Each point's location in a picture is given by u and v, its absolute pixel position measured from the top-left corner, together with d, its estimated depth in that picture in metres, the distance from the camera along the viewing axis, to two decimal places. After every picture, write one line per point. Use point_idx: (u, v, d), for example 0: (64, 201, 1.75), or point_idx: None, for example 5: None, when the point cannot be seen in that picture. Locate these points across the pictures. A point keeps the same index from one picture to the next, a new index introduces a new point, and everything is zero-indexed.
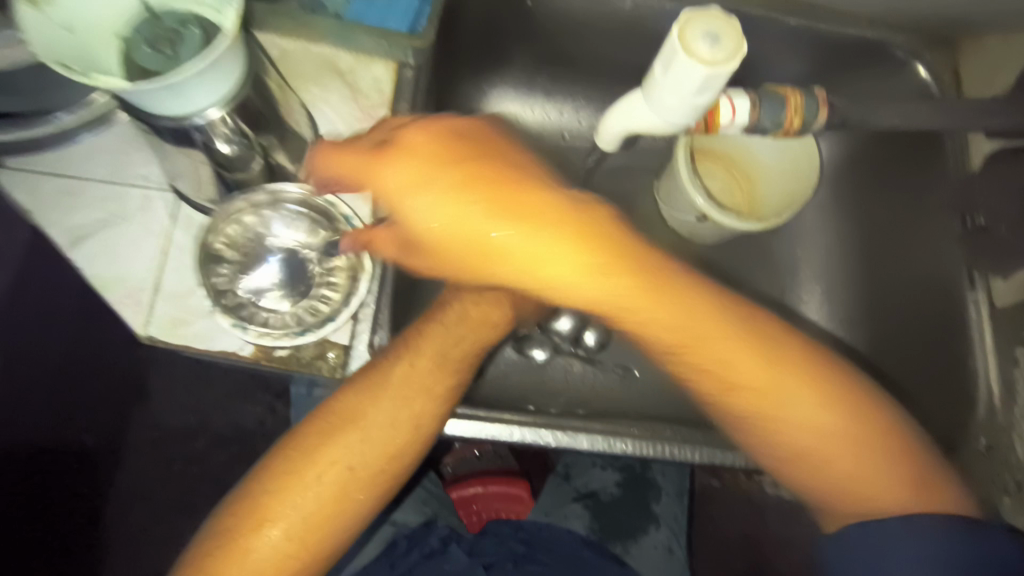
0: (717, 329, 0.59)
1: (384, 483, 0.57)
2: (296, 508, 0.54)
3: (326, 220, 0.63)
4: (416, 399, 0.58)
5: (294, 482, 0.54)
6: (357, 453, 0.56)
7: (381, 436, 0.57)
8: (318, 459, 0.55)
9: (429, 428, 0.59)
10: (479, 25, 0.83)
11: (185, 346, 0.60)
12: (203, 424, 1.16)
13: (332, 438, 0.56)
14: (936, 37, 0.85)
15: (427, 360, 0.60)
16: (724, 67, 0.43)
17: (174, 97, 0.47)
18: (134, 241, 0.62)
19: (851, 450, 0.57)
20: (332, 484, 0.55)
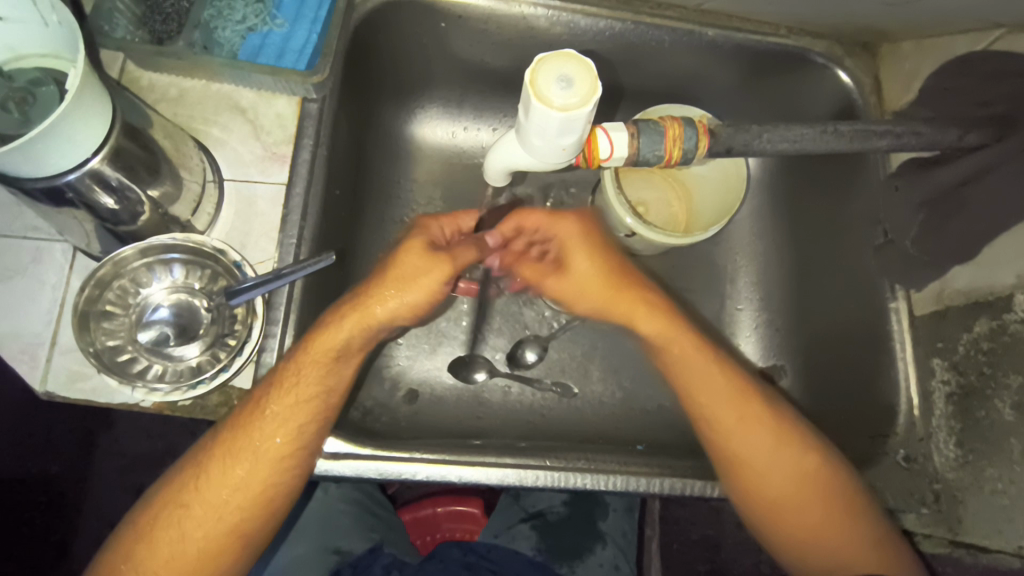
0: (745, 418, 0.65)
1: (241, 522, 0.58)
2: (165, 554, 0.56)
3: (217, 267, 0.62)
4: (256, 431, 0.58)
5: (146, 526, 0.57)
6: (201, 492, 0.57)
7: (226, 474, 0.58)
8: (168, 504, 0.58)
9: (276, 457, 0.58)
10: (393, 50, 0.82)
11: (85, 400, 0.59)
12: (170, 449, 1.12)
13: (180, 480, 0.58)
14: (857, 44, 0.84)
15: (283, 401, 0.58)
16: (579, 108, 0.42)
17: (31, 161, 0.46)
18: (28, 295, 0.61)
19: (809, 494, 0.64)
20: (181, 526, 0.57)
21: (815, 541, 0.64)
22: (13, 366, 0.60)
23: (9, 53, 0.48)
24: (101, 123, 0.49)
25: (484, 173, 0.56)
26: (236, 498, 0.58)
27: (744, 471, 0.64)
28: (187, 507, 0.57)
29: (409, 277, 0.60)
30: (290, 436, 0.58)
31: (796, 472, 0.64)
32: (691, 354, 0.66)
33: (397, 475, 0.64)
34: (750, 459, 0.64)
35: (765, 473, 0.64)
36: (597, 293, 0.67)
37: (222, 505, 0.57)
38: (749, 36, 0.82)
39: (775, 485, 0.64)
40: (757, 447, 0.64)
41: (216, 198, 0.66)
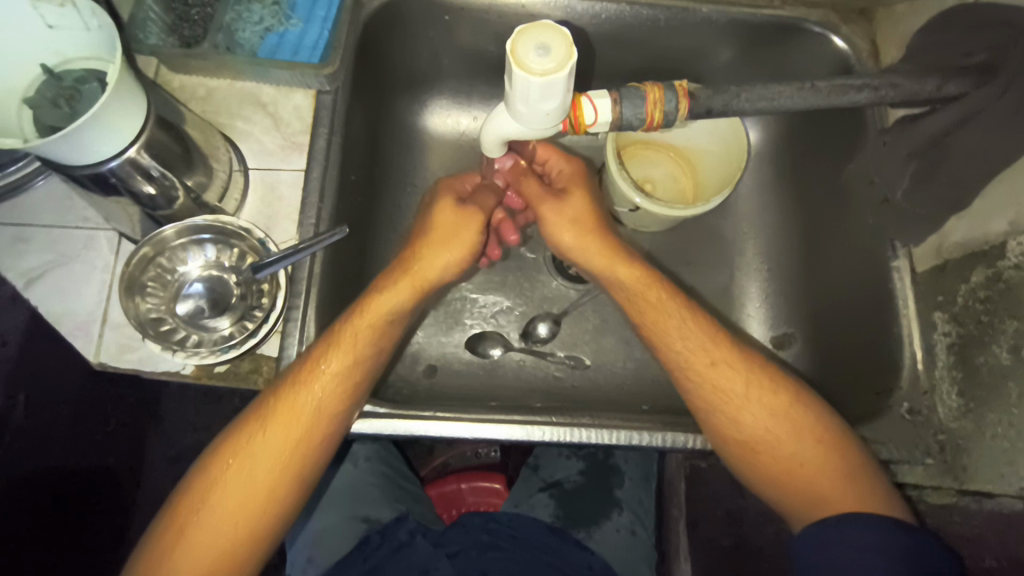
0: (722, 366, 0.68)
1: (300, 464, 0.62)
2: (240, 482, 0.60)
3: (243, 246, 0.68)
4: (317, 384, 0.62)
5: (212, 474, 0.61)
6: (263, 443, 0.61)
7: (275, 435, 0.62)
8: (229, 455, 0.61)
9: (331, 408, 0.63)
10: (402, 43, 0.87)
11: (134, 369, 0.66)
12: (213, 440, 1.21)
13: (239, 437, 0.62)
14: (852, 10, 0.85)
15: (346, 344, 0.64)
16: (557, 72, 0.46)
17: (77, 148, 0.52)
18: (81, 278, 0.68)
19: (801, 444, 0.65)
20: (247, 472, 0.61)
21: (796, 475, 0.65)
22: (70, 342, 0.67)
23: (58, 57, 0.55)
24: (136, 115, 0.55)
25: (482, 146, 0.60)
26: (302, 433, 0.62)
27: (723, 414, 0.67)
28: (243, 472, 0.61)
29: (447, 238, 0.69)
30: (344, 388, 0.64)
31: (767, 411, 0.67)
32: (669, 307, 0.70)
33: (411, 433, 0.69)
34: (721, 402, 0.67)
35: (740, 415, 0.67)
36: (585, 222, 0.71)
37: (282, 451, 0.61)
38: (743, 9, 0.84)
39: (750, 426, 0.66)
40: (730, 391, 0.67)
41: (243, 185, 0.72)
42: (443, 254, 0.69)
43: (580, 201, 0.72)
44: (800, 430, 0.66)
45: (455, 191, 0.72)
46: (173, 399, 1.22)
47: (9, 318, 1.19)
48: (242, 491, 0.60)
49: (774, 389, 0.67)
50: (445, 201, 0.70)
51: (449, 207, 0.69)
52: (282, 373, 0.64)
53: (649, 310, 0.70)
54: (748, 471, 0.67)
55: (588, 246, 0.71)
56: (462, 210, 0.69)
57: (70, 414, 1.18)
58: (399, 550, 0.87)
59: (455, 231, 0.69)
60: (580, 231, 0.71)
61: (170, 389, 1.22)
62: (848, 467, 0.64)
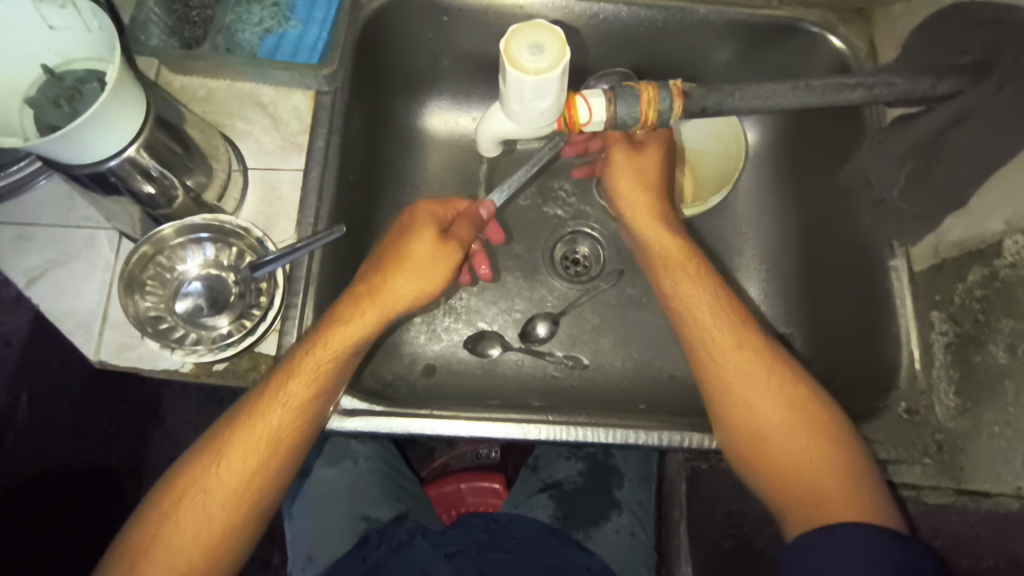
0: (744, 353, 0.68)
1: (251, 499, 0.61)
2: (194, 516, 0.60)
3: (242, 245, 0.69)
4: (273, 415, 0.62)
5: (165, 506, 0.61)
6: (217, 477, 0.61)
7: (229, 468, 0.61)
8: (182, 488, 0.61)
9: (286, 439, 0.62)
10: (401, 44, 0.88)
11: (133, 367, 0.66)
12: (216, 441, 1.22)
13: (194, 468, 0.61)
14: (849, 11, 0.86)
15: (304, 375, 0.62)
16: (550, 71, 0.47)
17: (78, 147, 0.53)
18: (82, 277, 0.69)
19: (812, 440, 0.65)
20: (201, 505, 0.60)
21: (804, 474, 0.64)
22: (71, 340, 0.67)
23: (60, 57, 0.56)
24: (136, 114, 0.56)
25: (478, 145, 0.61)
26: (257, 466, 0.62)
27: (738, 402, 0.67)
28: (197, 504, 0.60)
29: (419, 271, 0.66)
30: (304, 419, 0.63)
31: (785, 403, 0.67)
32: (699, 275, 0.72)
33: (409, 432, 0.69)
34: (741, 388, 0.67)
35: (757, 404, 0.67)
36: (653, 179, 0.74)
37: (233, 485, 0.61)
38: (740, 9, 0.85)
39: (765, 416, 0.66)
40: (749, 378, 0.67)
41: (242, 185, 0.73)
42: (411, 290, 0.66)
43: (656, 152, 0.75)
44: (812, 428, 0.66)
45: (436, 220, 0.68)
46: (175, 398, 1.22)
47: None
48: (193, 525, 0.60)
49: (797, 381, 0.68)
50: (419, 231, 0.67)
51: (424, 238, 0.66)
52: (240, 403, 0.64)
53: (678, 278, 0.72)
54: (752, 465, 0.66)
55: (646, 215, 0.74)
56: (438, 244, 0.66)
57: (71, 413, 1.20)
58: (399, 548, 0.86)
59: (429, 266, 0.66)
60: (643, 204, 0.75)
61: (172, 388, 1.22)
62: (852, 467, 0.64)
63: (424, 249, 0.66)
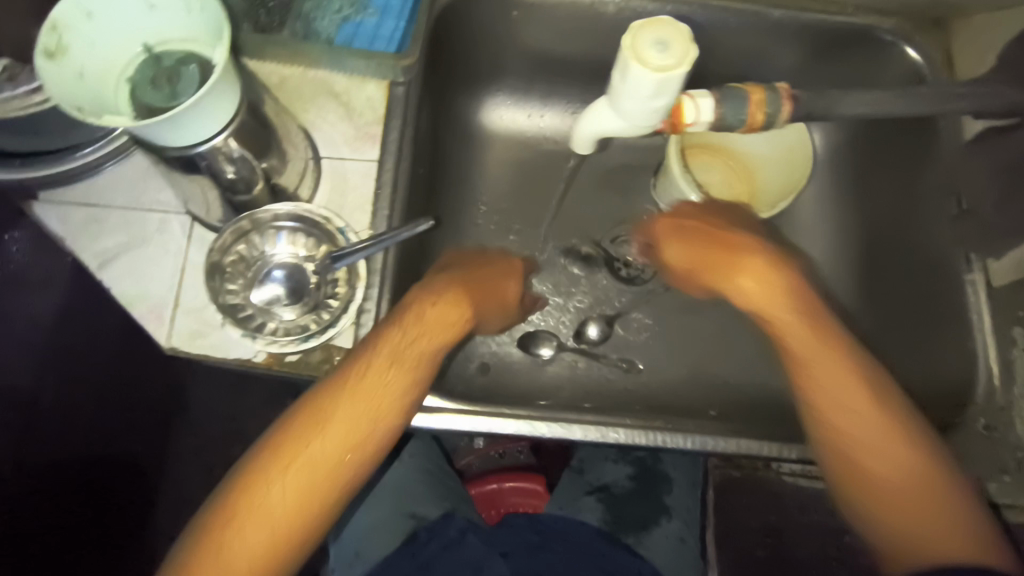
0: (833, 356, 0.63)
1: (349, 469, 0.59)
2: (266, 505, 0.56)
3: (321, 235, 0.67)
4: (362, 393, 0.60)
5: (267, 474, 0.57)
6: (299, 461, 0.57)
7: (311, 453, 0.57)
8: (283, 454, 0.57)
9: (373, 424, 0.60)
10: (468, 38, 0.86)
11: (205, 355, 0.65)
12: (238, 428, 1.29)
13: (273, 449, 0.58)
14: (927, 19, 0.84)
15: (393, 356, 0.62)
16: (675, 68, 0.45)
17: (174, 128, 0.52)
18: (154, 261, 0.68)
19: (921, 483, 0.59)
20: (276, 493, 0.56)
21: (900, 502, 0.59)
22: (142, 325, 0.66)
23: (157, 37, 0.54)
24: (232, 99, 0.54)
25: (572, 141, 0.59)
26: (341, 452, 0.58)
27: (823, 416, 0.63)
28: (270, 494, 0.56)
29: (486, 283, 0.74)
30: (396, 404, 0.61)
31: (878, 421, 0.61)
32: (797, 327, 0.66)
33: (489, 430, 0.70)
34: (828, 404, 0.62)
35: (846, 424, 0.62)
36: (782, 305, 0.67)
37: (336, 455, 0.58)
38: (816, 15, 0.83)
39: (873, 441, 0.61)
40: (841, 385, 0.62)
41: (316, 174, 0.72)
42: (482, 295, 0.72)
43: (751, 284, 0.69)
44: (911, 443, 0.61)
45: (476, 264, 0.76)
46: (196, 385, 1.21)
47: None
48: (295, 494, 0.56)
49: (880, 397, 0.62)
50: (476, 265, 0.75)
51: (485, 264, 0.76)
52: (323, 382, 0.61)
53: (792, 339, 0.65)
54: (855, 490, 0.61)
55: (717, 270, 0.71)
56: (502, 273, 0.76)
57: None
58: (450, 547, 0.86)
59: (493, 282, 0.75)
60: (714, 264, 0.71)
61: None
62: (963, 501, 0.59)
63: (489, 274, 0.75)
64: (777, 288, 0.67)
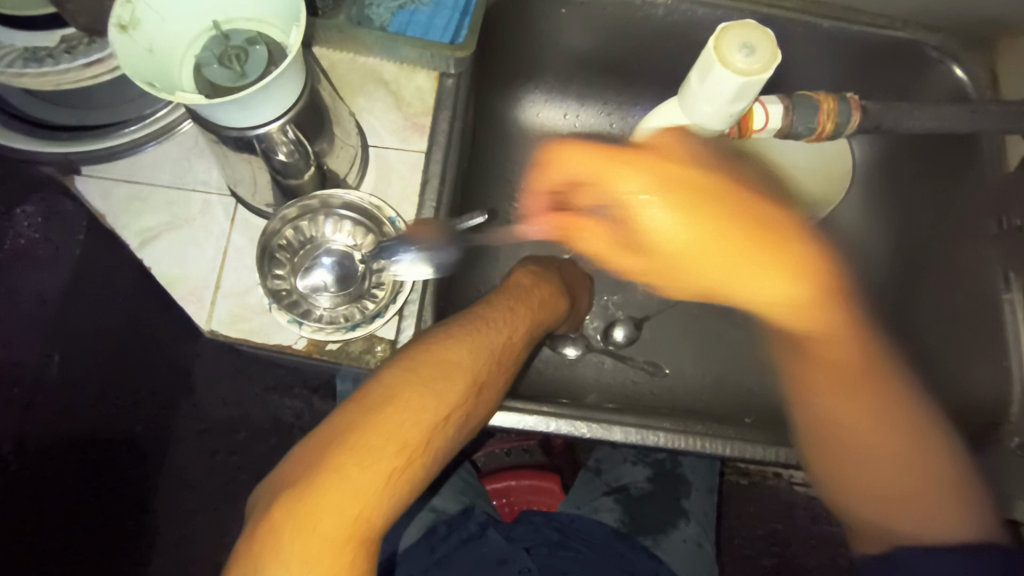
0: (838, 340, 0.69)
1: (426, 457, 0.53)
2: (387, 438, 0.50)
3: (373, 224, 0.66)
4: (469, 344, 0.60)
5: (342, 452, 0.49)
6: (417, 398, 0.54)
7: (429, 391, 0.55)
8: (360, 430, 0.50)
9: (479, 373, 0.59)
10: (514, 32, 0.85)
11: (245, 339, 0.65)
12: (244, 416, 1.18)
13: (388, 387, 0.53)
14: (973, 38, 0.85)
15: (493, 327, 0.65)
16: (759, 73, 0.45)
17: (240, 108, 0.51)
18: (197, 242, 0.67)
19: (909, 450, 0.64)
20: (398, 427, 0.51)
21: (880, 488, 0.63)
22: (183, 306, 0.66)
23: (224, 14, 0.53)
24: (296, 82, 0.54)
25: None
26: (457, 397, 0.56)
27: (827, 377, 0.68)
28: (389, 426, 0.51)
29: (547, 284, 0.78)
30: (496, 361, 0.62)
31: (891, 414, 0.66)
32: (813, 301, 0.71)
33: (531, 428, 0.71)
34: (822, 368, 0.69)
35: (834, 389, 0.67)
36: (676, 210, 0.69)
37: (417, 435, 0.52)
38: (864, 28, 0.83)
39: (875, 443, 0.64)
40: (850, 396, 0.67)
41: (363, 162, 0.71)
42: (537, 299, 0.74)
43: (659, 218, 0.70)
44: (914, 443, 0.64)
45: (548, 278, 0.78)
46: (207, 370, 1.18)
47: (52, 274, 1.13)
48: (403, 445, 0.51)
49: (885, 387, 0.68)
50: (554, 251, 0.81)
51: (538, 272, 0.79)
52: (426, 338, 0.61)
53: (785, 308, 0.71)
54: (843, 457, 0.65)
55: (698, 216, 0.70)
56: (548, 277, 0.79)
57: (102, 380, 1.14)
58: (468, 542, 0.86)
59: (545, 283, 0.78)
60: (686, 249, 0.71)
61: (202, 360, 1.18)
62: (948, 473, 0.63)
63: (551, 277, 0.80)
64: (680, 201, 0.70)
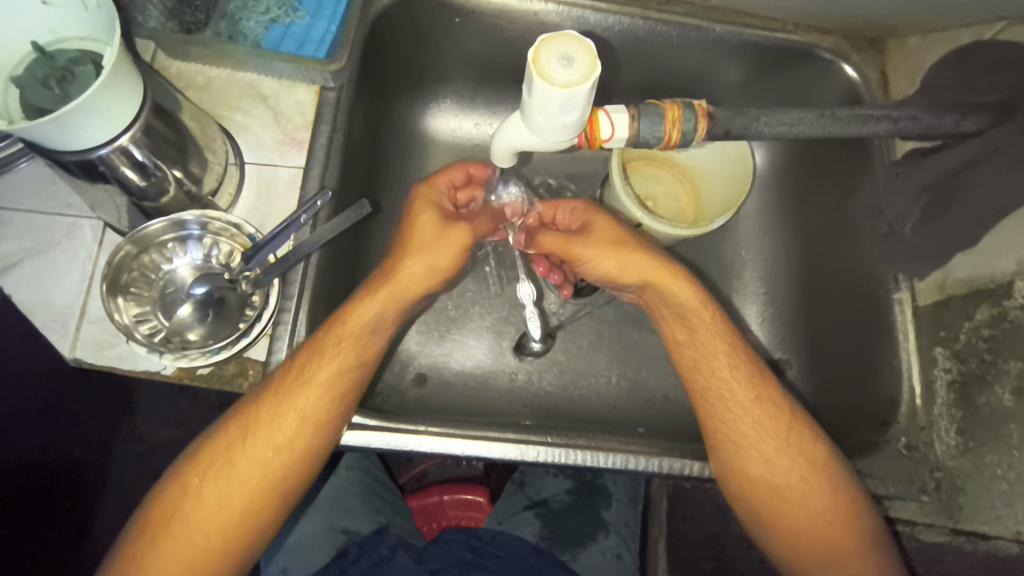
0: (750, 404, 0.65)
1: (269, 502, 0.60)
2: (212, 490, 0.59)
3: (229, 239, 0.65)
4: (301, 390, 0.60)
5: (186, 493, 0.59)
6: (244, 451, 0.60)
7: (256, 446, 0.60)
8: (208, 461, 0.60)
9: (314, 417, 0.60)
10: (408, 43, 0.83)
11: (111, 367, 0.63)
12: (187, 437, 1.13)
13: (219, 446, 0.60)
14: (864, 40, 0.85)
15: (343, 347, 0.61)
16: (580, 85, 0.44)
17: (64, 132, 0.49)
18: (61, 267, 0.65)
19: (827, 519, 0.63)
20: (224, 483, 0.59)
21: (791, 510, 0.64)
22: (44, 334, 0.63)
23: (52, 35, 0.54)
24: (131, 101, 0.53)
25: (491, 154, 0.58)
26: (285, 442, 0.60)
27: (737, 451, 0.64)
28: (217, 479, 0.59)
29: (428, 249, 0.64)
30: (338, 394, 0.61)
31: (788, 455, 0.64)
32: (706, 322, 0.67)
33: (402, 447, 0.67)
34: (739, 437, 0.64)
35: (755, 455, 0.64)
36: (629, 244, 0.66)
37: (254, 478, 0.59)
38: (756, 31, 0.83)
39: (781, 469, 0.64)
40: (766, 451, 0.64)
41: (237, 179, 0.70)
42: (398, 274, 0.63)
43: (608, 221, 0.68)
44: (813, 467, 0.64)
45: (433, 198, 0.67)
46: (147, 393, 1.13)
47: None
48: (228, 496, 0.59)
49: (780, 415, 0.65)
50: (569, 244, 0.67)
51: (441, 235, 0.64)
52: (267, 377, 0.62)
53: (677, 326, 0.68)
54: (759, 512, 0.65)
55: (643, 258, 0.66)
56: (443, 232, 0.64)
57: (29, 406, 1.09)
58: (378, 566, 0.82)
59: (435, 241, 0.64)
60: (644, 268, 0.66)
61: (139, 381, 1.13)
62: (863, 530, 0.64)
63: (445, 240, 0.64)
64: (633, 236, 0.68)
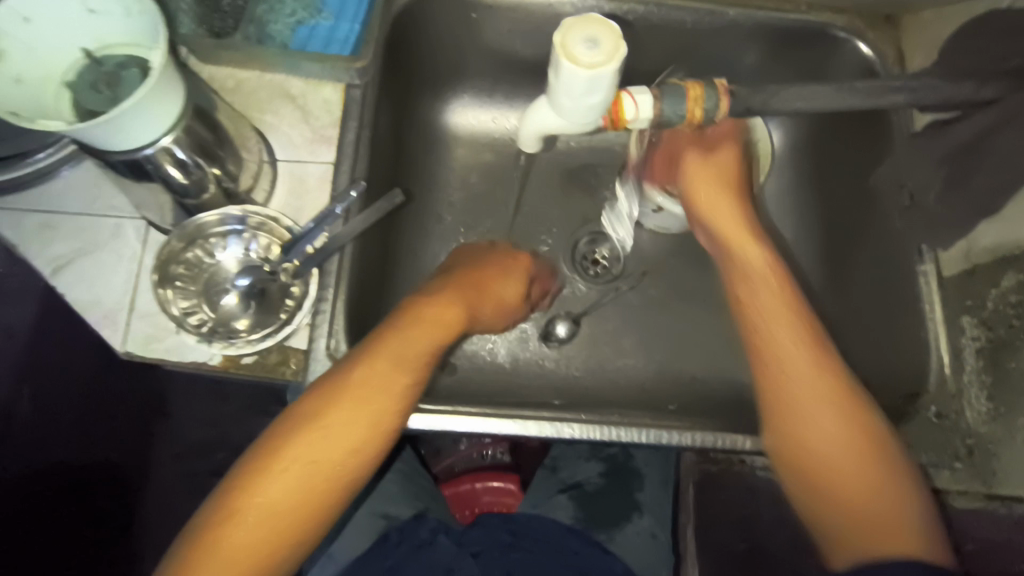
0: (810, 373, 0.63)
1: (332, 503, 0.57)
2: (276, 487, 0.55)
3: (268, 232, 0.68)
4: (375, 391, 0.60)
5: (247, 493, 0.55)
6: (314, 450, 0.57)
7: (326, 442, 0.57)
8: (278, 464, 0.56)
9: (383, 420, 0.60)
10: (429, 41, 0.85)
11: (160, 360, 0.65)
12: (218, 438, 1.12)
13: (286, 441, 0.57)
14: (878, 16, 0.86)
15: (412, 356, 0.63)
16: (605, 65, 0.46)
17: (114, 133, 0.52)
18: (108, 267, 0.68)
19: (876, 482, 0.59)
20: (290, 479, 0.56)
21: (836, 486, 0.60)
22: (96, 330, 0.66)
23: (98, 42, 0.57)
24: (174, 103, 0.56)
25: (519, 141, 0.60)
26: (356, 442, 0.58)
27: (798, 418, 0.62)
28: (282, 475, 0.56)
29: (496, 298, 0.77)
30: (406, 400, 0.62)
31: (844, 421, 0.61)
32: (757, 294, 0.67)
33: (442, 428, 0.70)
34: (801, 407, 0.62)
35: (813, 420, 0.61)
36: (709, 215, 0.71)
37: (320, 476, 0.57)
38: (770, 13, 0.84)
39: (826, 433, 0.61)
40: (820, 414, 0.61)
41: (272, 177, 0.72)
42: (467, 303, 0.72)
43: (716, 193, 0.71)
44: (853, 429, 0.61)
45: (523, 271, 0.81)
46: (176, 395, 1.12)
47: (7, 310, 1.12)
48: (297, 493, 0.56)
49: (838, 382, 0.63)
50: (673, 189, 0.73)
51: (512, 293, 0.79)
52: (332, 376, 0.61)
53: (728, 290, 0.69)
54: (809, 476, 0.61)
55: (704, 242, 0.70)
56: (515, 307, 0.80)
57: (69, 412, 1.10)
58: (419, 549, 0.86)
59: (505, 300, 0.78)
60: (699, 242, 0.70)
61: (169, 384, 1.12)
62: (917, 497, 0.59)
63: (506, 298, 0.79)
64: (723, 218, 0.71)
